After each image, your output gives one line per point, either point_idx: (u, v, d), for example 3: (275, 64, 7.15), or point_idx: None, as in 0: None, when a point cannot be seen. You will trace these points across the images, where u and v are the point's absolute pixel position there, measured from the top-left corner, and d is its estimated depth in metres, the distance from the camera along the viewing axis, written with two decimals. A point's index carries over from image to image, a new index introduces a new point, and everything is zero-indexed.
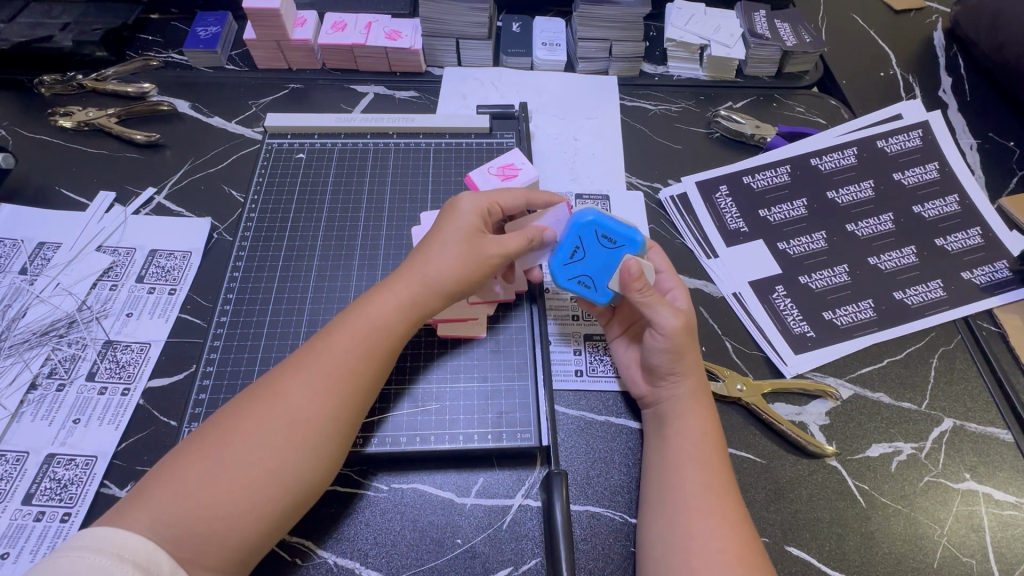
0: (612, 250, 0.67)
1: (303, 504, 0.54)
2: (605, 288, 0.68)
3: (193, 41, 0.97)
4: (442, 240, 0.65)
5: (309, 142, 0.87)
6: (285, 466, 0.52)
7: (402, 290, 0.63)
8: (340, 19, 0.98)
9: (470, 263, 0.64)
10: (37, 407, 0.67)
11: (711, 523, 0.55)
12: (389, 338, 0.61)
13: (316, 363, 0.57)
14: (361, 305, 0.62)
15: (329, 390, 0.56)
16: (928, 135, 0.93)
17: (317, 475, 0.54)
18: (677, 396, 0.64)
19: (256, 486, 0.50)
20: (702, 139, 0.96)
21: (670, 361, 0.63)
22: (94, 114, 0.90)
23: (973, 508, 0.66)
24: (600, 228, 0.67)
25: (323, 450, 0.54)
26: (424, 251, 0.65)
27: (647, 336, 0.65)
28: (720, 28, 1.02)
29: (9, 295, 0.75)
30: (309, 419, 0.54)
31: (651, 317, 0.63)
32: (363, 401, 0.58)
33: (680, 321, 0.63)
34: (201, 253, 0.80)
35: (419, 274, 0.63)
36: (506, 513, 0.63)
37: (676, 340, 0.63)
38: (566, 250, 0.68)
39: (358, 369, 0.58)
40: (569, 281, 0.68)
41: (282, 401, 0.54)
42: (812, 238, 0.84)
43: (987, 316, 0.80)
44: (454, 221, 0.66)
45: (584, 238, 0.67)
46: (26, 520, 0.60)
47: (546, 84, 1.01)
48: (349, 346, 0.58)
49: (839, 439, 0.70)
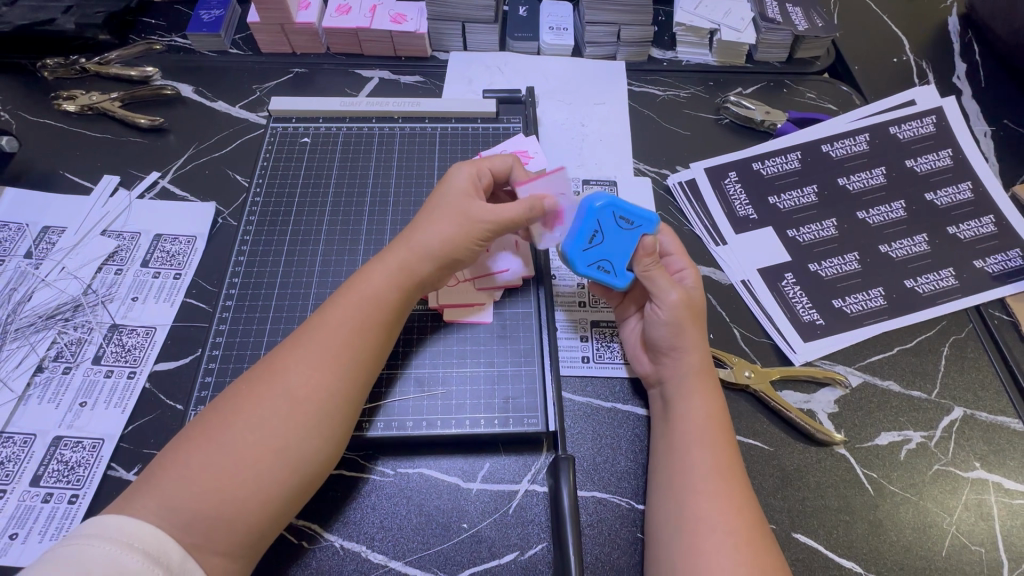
0: (630, 233, 0.65)
1: (308, 486, 0.53)
2: (624, 271, 0.66)
3: (196, 24, 0.96)
4: (432, 210, 0.66)
5: (313, 127, 0.86)
6: (288, 445, 0.52)
7: (393, 262, 0.62)
8: (345, 2, 0.96)
9: (459, 225, 0.64)
10: (43, 390, 0.67)
11: (717, 505, 0.54)
12: (383, 310, 0.60)
13: (314, 343, 0.56)
14: (356, 281, 0.62)
15: (328, 368, 0.55)
16: (942, 121, 0.92)
17: (322, 455, 0.54)
18: (680, 372, 0.63)
19: (259, 468, 0.50)
20: (711, 125, 0.95)
21: (672, 335, 0.63)
22: (97, 98, 0.89)
23: (982, 497, 0.66)
24: (619, 211, 0.64)
25: (325, 428, 0.54)
26: (413, 226, 0.65)
27: (649, 312, 0.65)
28: (731, 12, 1.00)
29: (14, 279, 0.75)
30: (307, 397, 0.54)
31: (655, 291, 0.64)
32: (363, 380, 0.58)
33: (681, 294, 0.63)
34: (205, 238, 0.79)
35: (407, 245, 0.63)
36: (512, 498, 0.62)
37: (677, 313, 0.63)
38: (584, 235, 0.65)
39: (358, 348, 0.58)
40: (588, 267, 0.66)
41: (280, 380, 0.54)
42: (822, 225, 0.83)
43: (999, 305, 0.79)
44: (442, 193, 0.67)
45: (602, 222, 0.64)
46: (34, 502, 0.60)
47: (553, 69, 1.00)
48: (345, 323, 0.58)
49: (847, 426, 0.69)
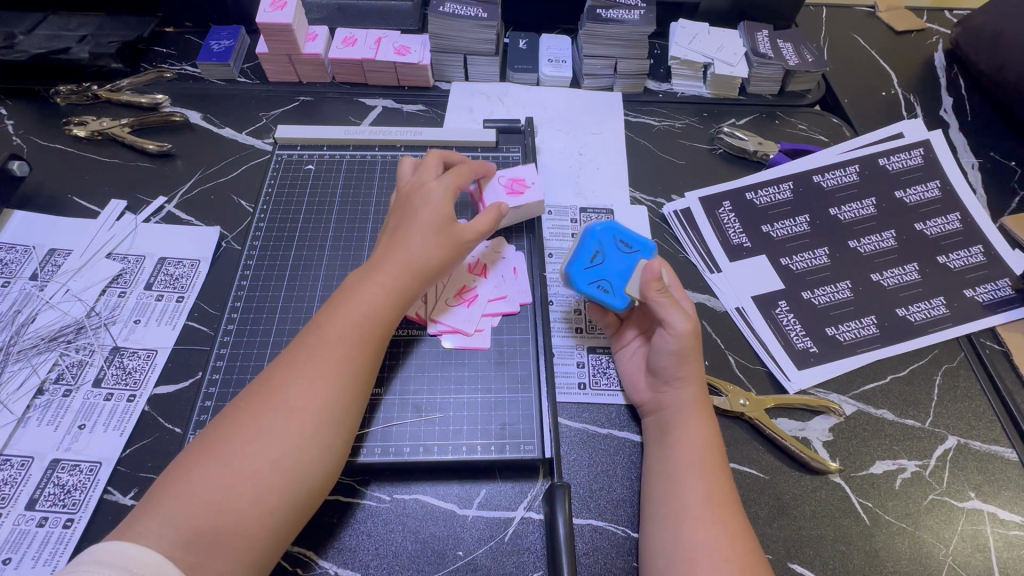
0: (629, 254, 0.70)
1: (309, 501, 0.54)
2: (623, 292, 0.68)
3: (206, 54, 0.99)
4: (415, 224, 0.67)
5: (318, 154, 0.89)
6: (287, 457, 0.52)
7: (388, 278, 0.63)
8: (351, 34, 1.00)
9: (449, 246, 0.67)
10: (43, 412, 0.68)
11: (712, 531, 0.55)
12: (378, 325, 0.61)
13: (312, 357, 0.57)
14: (350, 294, 0.62)
15: (326, 382, 0.56)
16: (930, 153, 0.94)
17: (322, 468, 0.54)
18: (680, 404, 0.64)
19: (260, 483, 0.50)
20: (705, 155, 0.97)
21: (676, 364, 0.64)
22: (107, 124, 0.92)
23: (978, 528, 0.66)
24: (619, 235, 0.71)
25: (324, 443, 0.54)
26: (400, 239, 0.66)
27: (656, 338, 0.66)
28: (723, 47, 1.03)
29: (19, 301, 0.76)
30: (307, 412, 0.54)
31: (665, 318, 0.65)
32: (361, 391, 0.59)
33: (691, 325, 0.64)
34: (209, 261, 0.81)
35: (398, 258, 0.64)
36: (507, 525, 0.63)
37: (684, 343, 0.64)
38: (586, 254, 0.70)
39: (354, 363, 0.58)
40: (588, 285, 0.69)
41: (279, 396, 0.55)
42: (814, 254, 0.85)
43: (990, 334, 0.80)
44: (425, 206, 0.68)
45: (603, 244, 0.70)
46: (29, 526, 0.60)
47: (552, 100, 1.03)
48: (342, 337, 0.59)
49: (842, 455, 0.70)
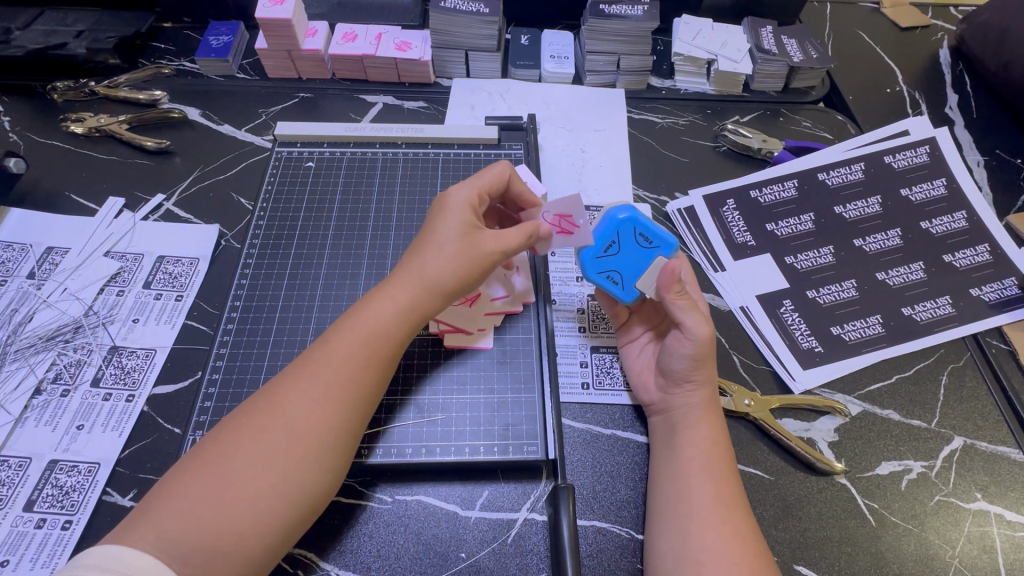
0: (648, 250, 0.69)
1: (307, 518, 0.53)
2: (631, 286, 0.69)
3: (205, 50, 0.98)
4: (437, 237, 0.64)
5: (318, 151, 0.88)
6: (288, 479, 0.51)
7: (400, 296, 0.62)
8: (352, 30, 0.98)
9: (469, 259, 0.64)
10: (41, 412, 0.67)
11: (721, 534, 0.55)
12: (388, 344, 0.60)
13: (316, 374, 0.56)
14: (361, 310, 0.61)
15: (329, 401, 0.55)
16: (936, 151, 0.93)
17: (321, 487, 0.53)
18: (690, 405, 0.64)
19: (259, 502, 0.50)
20: (709, 153, 0.96)
21: (691, 367, 0.64)
22: (105, 120, 0.91)
23: (984, 529, 0.65)
24: (640, 228, 0.70)
25: (325, 462, 0.54)
26: (419, 253, 0.64)
27: (672, 339, 0.65)
28: (727, 43, 1.02)
29: (16, 300, 0.75)
30: (310, 431, 0.53)
31: (682, 321, 0.64)
32: (365, 410, 0.58)
33: (709, 330, 0.64)
34: (208, 260, 0.80)
35: (416, 275, 0.63)
36: (510, 527, 0.62)
37: (701, 348, 0.63)
38: (600, 243, 0.70)
39: (359, 382, 0.57)
40: (598, 274, 0.70)
41: (283, 413, 0.54)
42: (820, 253, 0.84)
43: (996, 333, 0.79)
44: (446, 217, 0.65)
45: (622, 235, 0.70)
46: (27, 528, 0.59)
47: (554, 96, 1.02)
48: (347, 355, 0.58)
49: (848, 456, 0.69)
